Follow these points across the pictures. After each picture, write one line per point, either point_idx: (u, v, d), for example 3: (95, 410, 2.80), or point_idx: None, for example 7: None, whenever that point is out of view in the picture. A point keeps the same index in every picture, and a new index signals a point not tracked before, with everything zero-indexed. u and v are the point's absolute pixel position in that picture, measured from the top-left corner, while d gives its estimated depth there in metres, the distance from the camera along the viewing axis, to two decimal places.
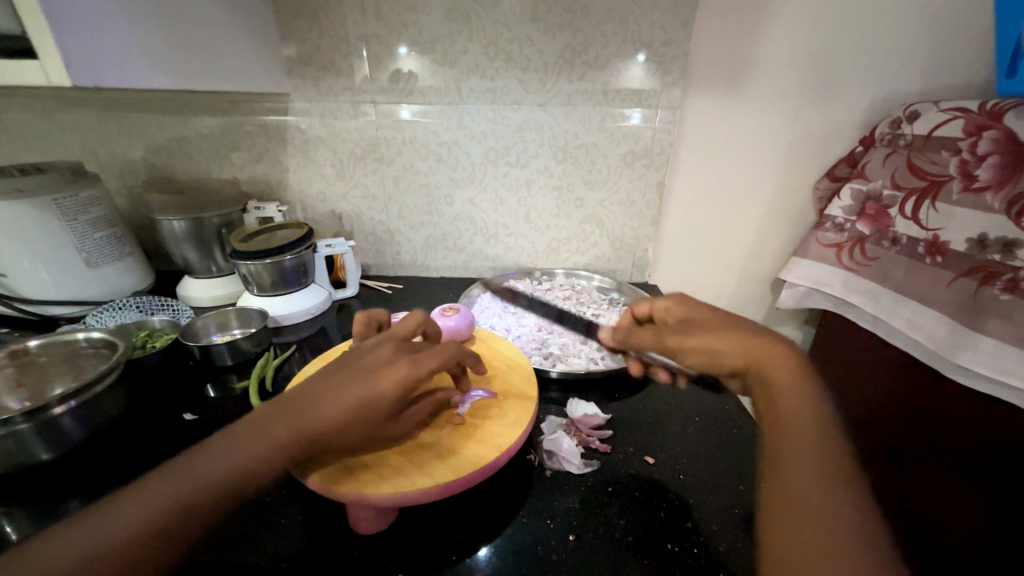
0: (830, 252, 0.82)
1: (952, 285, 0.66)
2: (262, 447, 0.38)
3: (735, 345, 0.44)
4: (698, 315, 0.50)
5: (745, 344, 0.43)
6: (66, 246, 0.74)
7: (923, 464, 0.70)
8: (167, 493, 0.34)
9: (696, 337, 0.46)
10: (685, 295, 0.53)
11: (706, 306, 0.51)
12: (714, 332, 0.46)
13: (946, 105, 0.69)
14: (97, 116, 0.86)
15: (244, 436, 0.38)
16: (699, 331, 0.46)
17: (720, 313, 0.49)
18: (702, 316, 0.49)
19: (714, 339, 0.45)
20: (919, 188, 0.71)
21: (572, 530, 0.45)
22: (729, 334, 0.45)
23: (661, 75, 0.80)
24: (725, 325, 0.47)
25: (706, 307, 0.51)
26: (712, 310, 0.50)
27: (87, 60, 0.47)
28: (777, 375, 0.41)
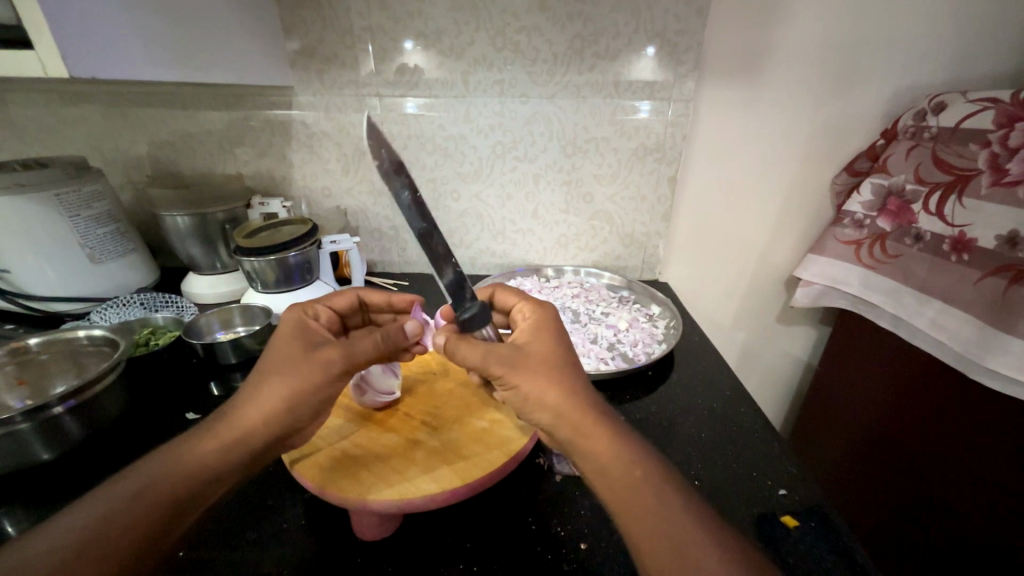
0: (849, 249, 0.79)
1: (980, 284, 0.64)
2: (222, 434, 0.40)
3: (554, 398, 0.40)
4: (532, 346, 0.44)
5: (568, 403, 0.40)
6: (69, 242, 0.73)
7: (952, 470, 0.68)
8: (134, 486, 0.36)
9: (526, 379, 0.41)
10: (542, 319, 0.47)
11: (556, 333, 0.45)
12: (537, 375, 0.41)
13: (975, 96, 0.67)
14: (102, 111, 0.85)
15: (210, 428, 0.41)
16: (523, 370, 0.42)
17: (555, 345, 0.44)
18: (535, 349, 0.44)
19: (537, 382, 0.41)
20: (944, 183, 0.68)
21: (583, 538, 0.43)
22: (550, 382, 0.41)
23: (673, 66, 0.78)
24: (549, 370, 0.42)
25: (548, 334, 0.45)
26: (553, 342, 0.45)
27: (86, 53, 0.46)
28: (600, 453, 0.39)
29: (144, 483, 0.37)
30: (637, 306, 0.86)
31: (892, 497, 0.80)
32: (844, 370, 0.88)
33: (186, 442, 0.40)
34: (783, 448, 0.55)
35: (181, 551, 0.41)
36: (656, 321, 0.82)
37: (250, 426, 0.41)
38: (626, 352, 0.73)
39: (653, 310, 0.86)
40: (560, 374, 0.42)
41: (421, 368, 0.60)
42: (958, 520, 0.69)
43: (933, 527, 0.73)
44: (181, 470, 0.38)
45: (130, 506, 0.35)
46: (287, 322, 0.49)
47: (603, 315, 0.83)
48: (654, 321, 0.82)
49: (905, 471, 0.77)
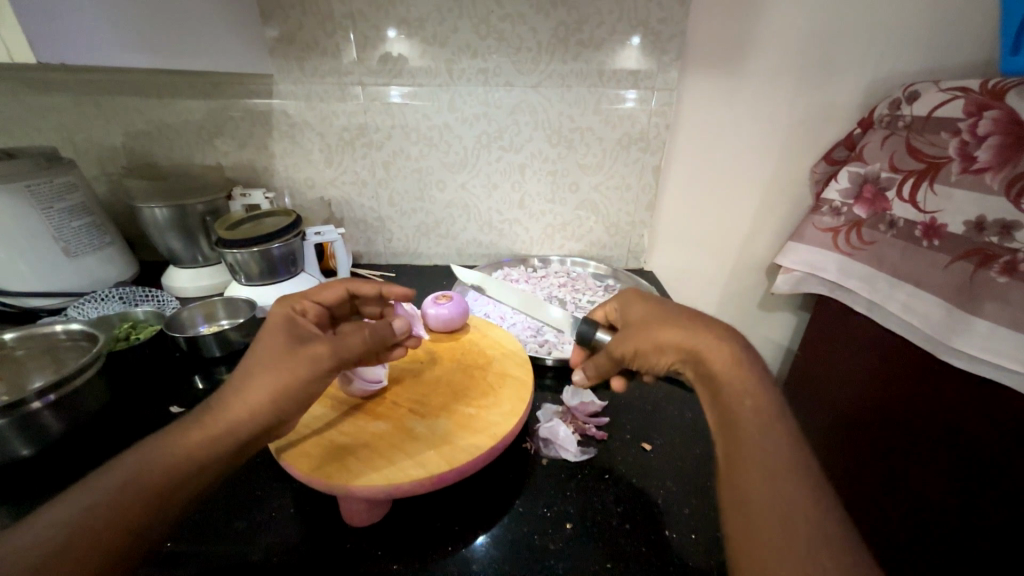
0: (826, 236, 0.81)
1: (949, 268, 0.66)
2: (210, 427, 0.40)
3: (676, 340, 0.41)
4: (636, 313, 0.46)
5: (683, 342, 0.41)
6: (43, 235, 0.71)
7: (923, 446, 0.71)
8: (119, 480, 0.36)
9: (639, 335, 0.43)
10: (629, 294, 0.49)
11: (643, 298, 0.47)
12: (658, 325, 0.43)
13: (947, 86, 0.68)
14: (73, 100, 0.82)
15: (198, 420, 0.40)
16: (635, 331, 0.43)
17: (659, 304, 0.46)
18: (645, 312, 0.45)
19: (657, 329, 0.42)
20: (917, 170, 0.70)
21: (569, 518, 0.44)
22: (677, 328, 0.42)
23: (657, 55, 0.78)
24: (661, 320, 0.43)
25: (648, 299, 0.47)
26: (653, 303, 0.46)
27: (53, 37, 0.44)
28: (728, 377, 0.38)
29: (131, 473, 0.36)
30: None
31: (866, 478, 0.82)
32: (823, 353, 0.91)
33: (173, 434, 0.39)
34: None
35: (167, 543, 0.41)
36: None
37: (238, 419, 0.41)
38: None
39: None
40: (682, 320, 0.42)
41: (408, 357, 0.60)
42: (927, 497, 0.71)
43: (904, 505, 0.75)
44: (166, 460, 0.37)
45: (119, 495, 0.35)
46: (273, 316, 0.49)
47: (589, 303, 0.84)
48: None
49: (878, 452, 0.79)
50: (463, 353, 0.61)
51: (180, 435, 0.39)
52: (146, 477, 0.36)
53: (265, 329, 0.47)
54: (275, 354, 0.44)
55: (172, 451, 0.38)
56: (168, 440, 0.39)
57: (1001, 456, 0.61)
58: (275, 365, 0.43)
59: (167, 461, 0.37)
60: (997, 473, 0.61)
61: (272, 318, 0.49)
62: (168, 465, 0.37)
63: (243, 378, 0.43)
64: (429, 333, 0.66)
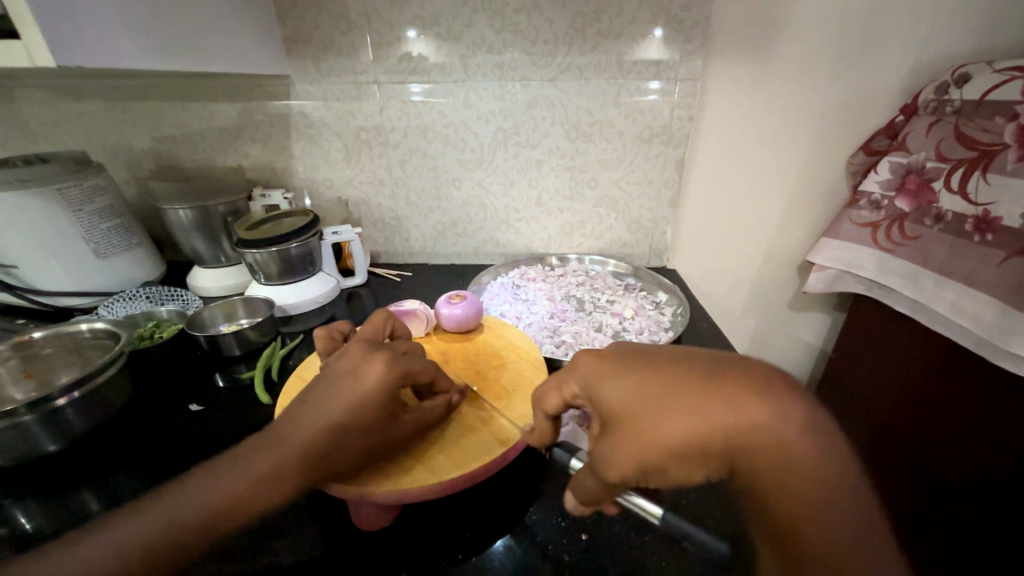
0: (864, 231, 0.76)
1: (1003, 265, 0.61)
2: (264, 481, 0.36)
3: (691, 433, 0.28)
4: (614, 401, 0.32)
5: (703, 436, 0.28)
6: (74, 237, 0.73)
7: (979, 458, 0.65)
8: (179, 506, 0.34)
9: (632, 445, 0.30)
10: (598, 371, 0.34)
11: (630, 374, 0.32)
12: (657, 425, 0.29)
13: (1003, 65, 0.63)
14: (105, 106, 0.85)
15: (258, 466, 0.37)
16: (625, 435, 0.30)
17: (655, 376, 0.31)
18: (631, 398, 0.31)
19: (667, 429, 0.29)
20: (967, 159, 0.65)
21: (585, 528, 0.42)
22: (679, 416, 0.29)
23: (680, 44, 0.75)
24: (656, 412, 0.30)
25: (633, 367, 0.33)
26: (646, 379, 0.32)
27: (72, 42, 0.45)
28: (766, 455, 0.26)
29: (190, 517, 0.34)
30: (643, 293, 0.85)
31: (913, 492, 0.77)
32: (860, 356, 0.86)
33: (232, 478, 0.36)
34: None
35: None
36: (663, 308, 0.80)
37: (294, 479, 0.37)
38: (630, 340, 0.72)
39: (660, 297, 0.84)
40: (693, 403, 0.29)
41: None
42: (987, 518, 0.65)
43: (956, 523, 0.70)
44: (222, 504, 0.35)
45: (174, 547, 0.33)
46: (377, 374, 0.40)
47: (608, 303, 0.81)
48: (661, 307, 0.81)
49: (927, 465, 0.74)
50: (477, 354, 0.60)
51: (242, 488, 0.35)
52: (207, 531, 0.34)
53: (357, 389, 0.39)
54: (358, 433, 0.39)
55: (232, 506, 0.35)
56: (225, 485, 0.35)
57: None
58: (356, 446, 0.39)
59: (226, 515, 0.35)
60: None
61: (373, 375, 0.40)
62: (225, 524, 0.35)
63: (319, 448, 0.38)
64: (443, 333, 0.65)
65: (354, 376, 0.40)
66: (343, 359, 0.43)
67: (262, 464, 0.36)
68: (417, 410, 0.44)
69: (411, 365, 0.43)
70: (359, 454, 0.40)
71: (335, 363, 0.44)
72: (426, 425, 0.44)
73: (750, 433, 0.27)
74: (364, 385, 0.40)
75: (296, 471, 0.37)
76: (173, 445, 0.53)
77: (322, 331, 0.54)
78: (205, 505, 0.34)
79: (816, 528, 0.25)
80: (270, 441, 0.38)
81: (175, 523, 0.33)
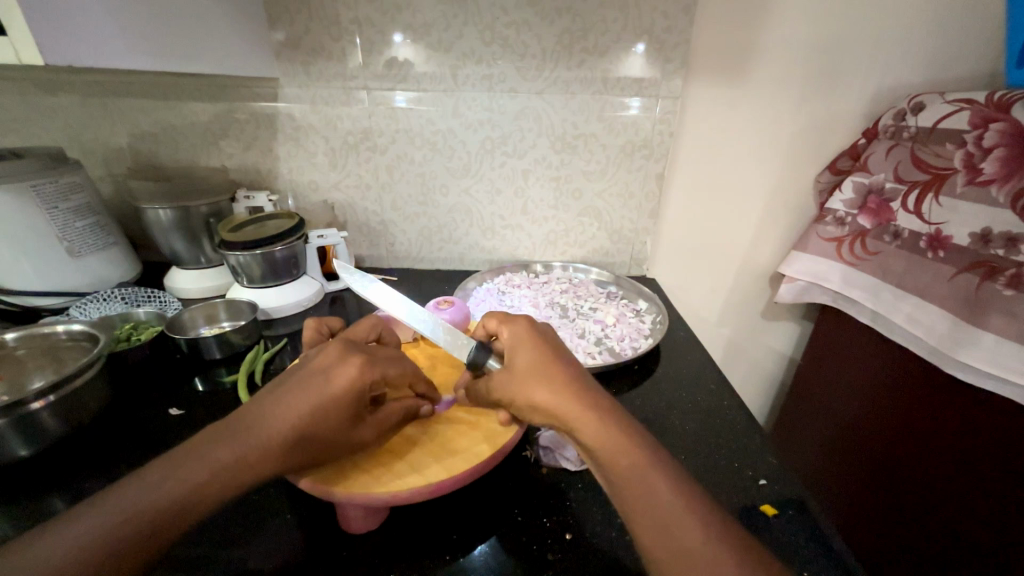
0: (830, 246, 0.81)
1: (954, 280, 0.66)
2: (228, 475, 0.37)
3: (553, 397, 0.41)
4: (521, 363, 0.44)
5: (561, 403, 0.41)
6: (47, 235, 0.71)
7: (933, 460, 0.70)
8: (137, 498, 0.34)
9: (518, 388, 0.43)
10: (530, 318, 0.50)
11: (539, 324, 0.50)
12: (536, 384, 0.42)
13: (952, 97, 0.68)
14: (81, 101, 0.83)
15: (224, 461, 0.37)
16: (512, 383, 0.43)
17: (553, 360, 0.43)
18: (529, 366, 0.43)
19: (536, 391, 0.42)
20: (921, 181, 0.70)
21: (568, 529, 0.44)
22: (549, 386, 0.42)
23: (661, 63, 0.78)
24: (543, 380, 0.42)
25: (543, 343, 0.45)
26: (548, 358, 0.44)
27: (60, 38, 0.44)
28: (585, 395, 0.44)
29: (151, 512, 0.34)
30: (624, 301, 0.87)
31: (873, 493, 0.81)
32: (826, 363, 0.91)
33: (196, 472, 0.36)
34: (764, 441, 0.55)
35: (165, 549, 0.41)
36: (643, 316, 0.83)
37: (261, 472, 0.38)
38: (612, 347, 0.74)
39: (640, 305, 0.87)
40: (555, 375, 0.42)
41: None
42: (941, 517, 0.69)
43: (912, 522, 0.74)
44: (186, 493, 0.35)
45: (132, 537, 0.33)
46: (350, 378, 0.41)
47: (591, 310, 0.83)
48: (640, 315, 0.83)
49: (886, 467, 0.78)
50: (464, 359, 0.61)
51: (209, 483, 0.36)
52: (165, 526, 0.34)
53: (328, 391, 0.40)
54: (323, 430, 0.40)
55: (193, 498, 0.35)
56: (189, 479, 0.36)
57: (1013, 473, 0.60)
58: (323, 444, 0.40)
59: (188, 507, 0.35)
60: (1010, 489, 0.60)
61: (346, 379, 0.41)
62: (185, 517, 0.35)
63: (285, 443, 0.39)
64: (430, 338, 0.66)
65: (326, 377, 0.41)
66: (319, 356, 0.44)
67: (229, 456, 0.37)
68: (383, 412, 0.45)
69: (386, 370, 0.44)
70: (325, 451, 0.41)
71: (311, 359, 0.44)
72: (393, 426, 0.45)
73: (580, 417, 0.40)
74: (334, 387, 0.41)
75: (258, 464, 0.38)
76: (151, 451, 0.52)
77: (311, 323, 0.54)
78: (163, 497, 0.35)
79: (640, 503, 0.36)
80: (234, 432, 0.39)
81: (131, 517, 0.34)
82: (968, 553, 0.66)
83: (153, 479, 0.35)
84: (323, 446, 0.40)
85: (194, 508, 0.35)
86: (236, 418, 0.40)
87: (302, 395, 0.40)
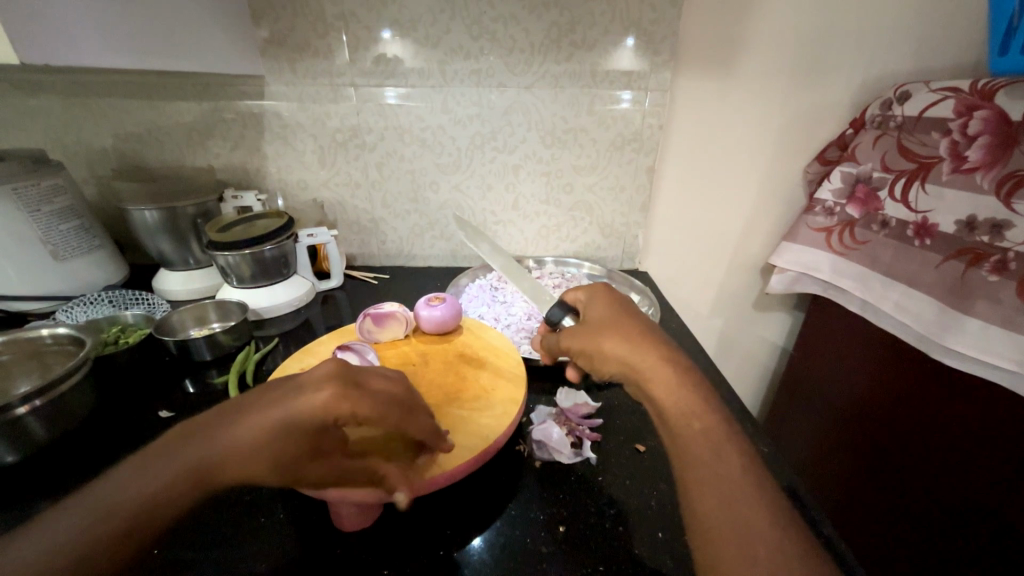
0: (820, 236, 0.82)
1: (941, 267, 0.66)
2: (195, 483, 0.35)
3: (627, 350, 0.43)
4: (600, 320, 0.46)
5: (633, 353, 0.43)
6: (29, 238, 0.70)
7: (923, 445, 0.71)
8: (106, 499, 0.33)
9: (587, 340, 0.45)
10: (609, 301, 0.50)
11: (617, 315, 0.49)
12: (608, 339, 0.44)
13: (937, 86, 0.69)
14: (63, 101, 0.81)
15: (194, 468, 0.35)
16: (589, 333, 0.46)
17: (627, 319, 0.46)
18: (606, 321, 0.46)
19: (607, 341, 0.44)
20: (908, 170, 0.71)
21: (562, 521, 0.44)
22: (621, 337, 0.44)
23: (650, 56, 0.78)
24: (618, 333, 0.44)
25: (619, 304, 0.48)
26: (627, 316, 0.47)
27: (36, 37, 0.43)
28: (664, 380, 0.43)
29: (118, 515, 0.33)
30: None
31: (864, 479, 0.82)
32: (818, 352, 0.91)
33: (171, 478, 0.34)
34: (755, 429, 0.56)
35: (155, 551, 0.41)
36: None
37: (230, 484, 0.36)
38: None
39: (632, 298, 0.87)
40: (632, 329, 0.45)
41: (402, 359, 0.60)
42: (931, 502, 0.70)
43: (902, 507, 0.75)
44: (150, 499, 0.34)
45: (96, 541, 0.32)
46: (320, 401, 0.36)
47: None
48: None
49: (878, 455, 0.79)
50: (457, 356, 0.61)
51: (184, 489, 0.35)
52: (130, 530, 0.33)
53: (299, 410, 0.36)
54: (304, 449, 0.37)
55: (162, 503, 0.34)
56: (158, 483, 0.34)
57: (1001, 457, 0.61)
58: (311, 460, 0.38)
59: (156, 513, 0.34)
60: (998, 472, 0.61)
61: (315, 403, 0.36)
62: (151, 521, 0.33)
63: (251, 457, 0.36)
64: (422, 335, 0.66)
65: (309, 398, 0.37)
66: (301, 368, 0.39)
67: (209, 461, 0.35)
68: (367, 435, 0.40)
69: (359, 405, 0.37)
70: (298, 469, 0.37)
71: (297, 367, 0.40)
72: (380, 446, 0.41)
73: (654, 369, 0.42)
74: (306, 407, 0.36)
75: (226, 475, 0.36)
76: None
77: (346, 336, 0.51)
78: (129, 502, 0.33)
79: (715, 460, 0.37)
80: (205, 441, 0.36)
81: (100, 519, 0.32)
82: (958, 537, 0.67)
83: (127, 478, 0.34)
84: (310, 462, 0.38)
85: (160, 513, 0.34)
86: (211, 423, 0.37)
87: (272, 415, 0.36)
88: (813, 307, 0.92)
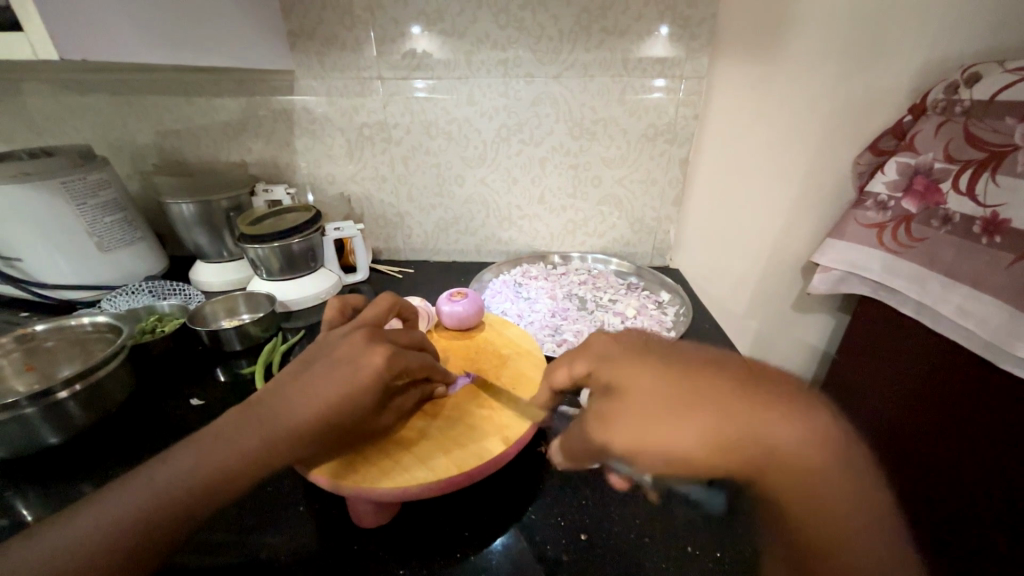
0: (870, 232, 0.76)
1: (1011, 268, 0.60)
2: (250, 457, 0.36)
3: (707, 432, 0.30)
4: (635, 391, 0.34)
5: (712, 435, 0.30)
6: (78, 230, 0.74)
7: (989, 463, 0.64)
8: (164, 476, 0.35)
9: (632, 429, 0.32)
10: (609, 358, 0.38)
11: (650, 365, 0.36)
12: (670, 422, 0.31)
13: (1014, 66, 0.62)
14: (108, 99, 0.85)
15: (252, 430, 0.38)
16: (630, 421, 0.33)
17: (672, 382, 0.33)
18: (642, 393, 0.34)
19: (666, 430, 0.31)
20: (977, 160, 0.64)
21: (584, 529, 0.42)
22: (679, 419, 0.31)
23: (686, 41, 0.74)
24: (672, 411, 0.32)
25: (643, 359, 0.36)
26: (665, 373, 0.34)
27: (76, 34, 0.44)
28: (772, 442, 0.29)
29: (176, 495, 0.34)
30: (646, 293, 0.84)
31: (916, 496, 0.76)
32: (866, 358, 0.85)
33: (201, 460, 0.36)
34: None
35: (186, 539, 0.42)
36: (665, 308, 0.80)
37: (281, 454, 0.37)
38: None
39: (662, 297, 0.84)
40: (688, 392, 0.32)
41: None
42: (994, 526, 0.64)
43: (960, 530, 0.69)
44: (204, 476, 0.35)
45: (164, 517, 0.33)
46: (375, 367, 0.40)
47: (610, 302, 0.81)
48: (663, 307, 0.80)
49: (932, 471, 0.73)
50: (478, 354, 0.60)
51: (207, 475, 0.35)
52: (192, 506, 0.34)
53: (353, 378, 0.39)
54: (345, 424, 0.40)
55: (216, 482, 0.35)
56: (216, 461, 0.36)
57: None
58: (333, 436, 0.39)
59: (211, 489, 0.35)
60: None
61: (370, 368, 0.40)
62: (214, 496, 0.35)
63: (304, 428, 0.38)
64: (444, 330, 0.65)
65: (349, 364, 0.40)
66: (341, 344, 0.43)
67: (241, 436, 0.37)
68: (399, 399, 0.46)
69: (405, 363, 0.43)
70: (341, 437, 0.40)
71: (333, 346, 0.44)
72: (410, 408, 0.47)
73: (777, 449, 0.28)
74: (360, 375, 0.40)
75: (283, 445, 0.37)
76: (171, 440, 0.53)
77: (335, 302, 0.54)
78: (189, 482, 0.35)
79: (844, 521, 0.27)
80: (259, 417, 0.38)
81: (134, 502, 0.33)
82: None
83: (175, 459, 0.36)
84: (345, 435, 0.40)
85: (215, 490, 0.35)
86: (259, 405, 0.39)
87: (320, 395, 0.39)
88: (859, 309, 0.86)
